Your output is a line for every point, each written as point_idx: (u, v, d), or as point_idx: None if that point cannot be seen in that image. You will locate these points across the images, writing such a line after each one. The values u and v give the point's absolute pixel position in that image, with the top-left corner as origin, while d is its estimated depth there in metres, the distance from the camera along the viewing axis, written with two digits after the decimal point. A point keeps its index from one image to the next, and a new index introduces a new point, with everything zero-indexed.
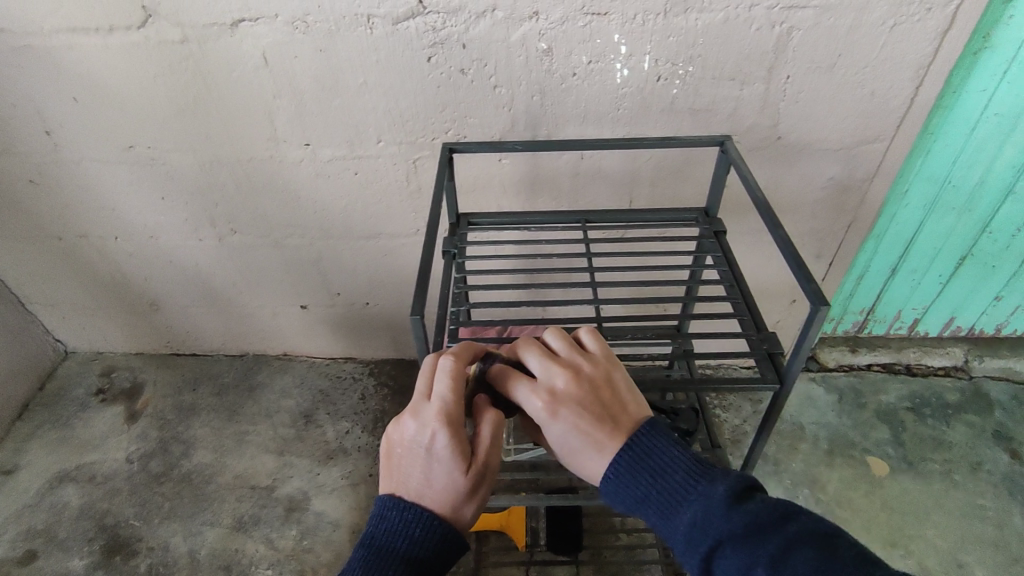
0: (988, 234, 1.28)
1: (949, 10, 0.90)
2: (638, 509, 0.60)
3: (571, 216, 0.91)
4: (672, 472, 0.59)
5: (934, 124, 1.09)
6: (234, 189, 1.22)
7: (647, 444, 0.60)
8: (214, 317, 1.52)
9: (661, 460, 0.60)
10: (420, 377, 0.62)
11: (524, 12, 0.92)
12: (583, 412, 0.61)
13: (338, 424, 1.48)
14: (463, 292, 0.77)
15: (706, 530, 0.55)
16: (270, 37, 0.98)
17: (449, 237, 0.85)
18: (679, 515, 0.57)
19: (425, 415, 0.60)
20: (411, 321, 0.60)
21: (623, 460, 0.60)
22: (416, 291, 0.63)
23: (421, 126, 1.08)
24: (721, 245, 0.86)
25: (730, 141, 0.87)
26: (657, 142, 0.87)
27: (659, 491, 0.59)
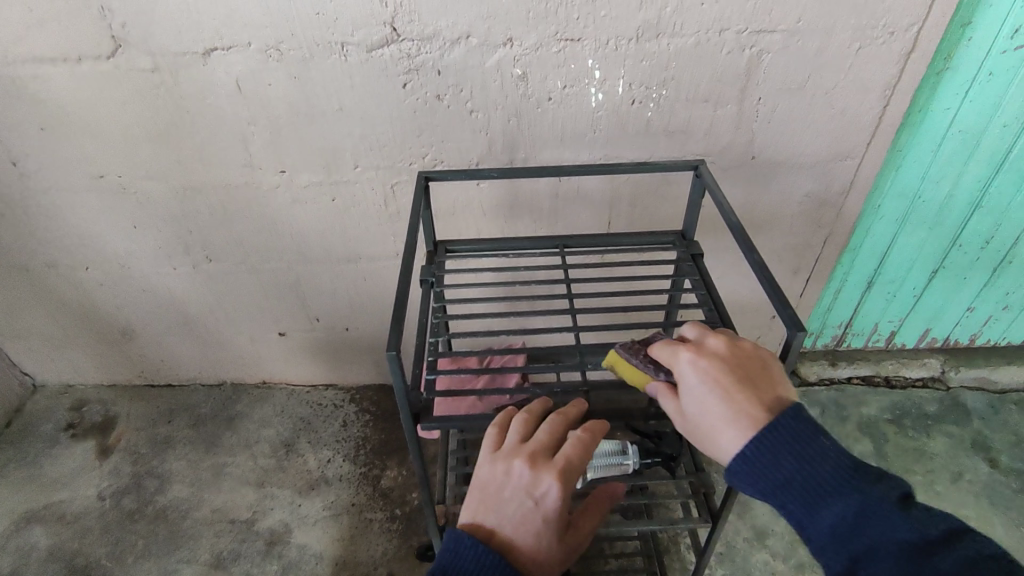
0: (959, 247, 1.31)
1: (912, 32, 0.92)
2: (772, 495, 0.56)
3: (550, 241, 0.91)
4: (821, 463, 0.55)
5: (903, 141, 1.12)
6: (209, 216, 1.20)
7: (789, 429, 0.57)
8: (190, 346, 1.49)
9: (806, 450, 0.56)
10: (544, 432, 0.66)
11: (498, 39, 0.93)
12: (729, 377, 0.61)
13: (319, 452, 1.44)
14: (442, 323, 0.75)
15: (862, 534, 0.52)
16: (243, 65, 0.97)
17: (426, 265, 0.84)
18: (821, 508, 0.54)
19: (543, 466, 0.63)
20: (387, 357, 0.59)
21: (762, 444, 0.57)
22: (392, 326, 0.61)
23: (398, 151, 1.08)
24: (699, 268, 0.86)
25: (703, 165, 0.88)
26: (633, 167, 0.87)
27: (803, 475, 0.55)
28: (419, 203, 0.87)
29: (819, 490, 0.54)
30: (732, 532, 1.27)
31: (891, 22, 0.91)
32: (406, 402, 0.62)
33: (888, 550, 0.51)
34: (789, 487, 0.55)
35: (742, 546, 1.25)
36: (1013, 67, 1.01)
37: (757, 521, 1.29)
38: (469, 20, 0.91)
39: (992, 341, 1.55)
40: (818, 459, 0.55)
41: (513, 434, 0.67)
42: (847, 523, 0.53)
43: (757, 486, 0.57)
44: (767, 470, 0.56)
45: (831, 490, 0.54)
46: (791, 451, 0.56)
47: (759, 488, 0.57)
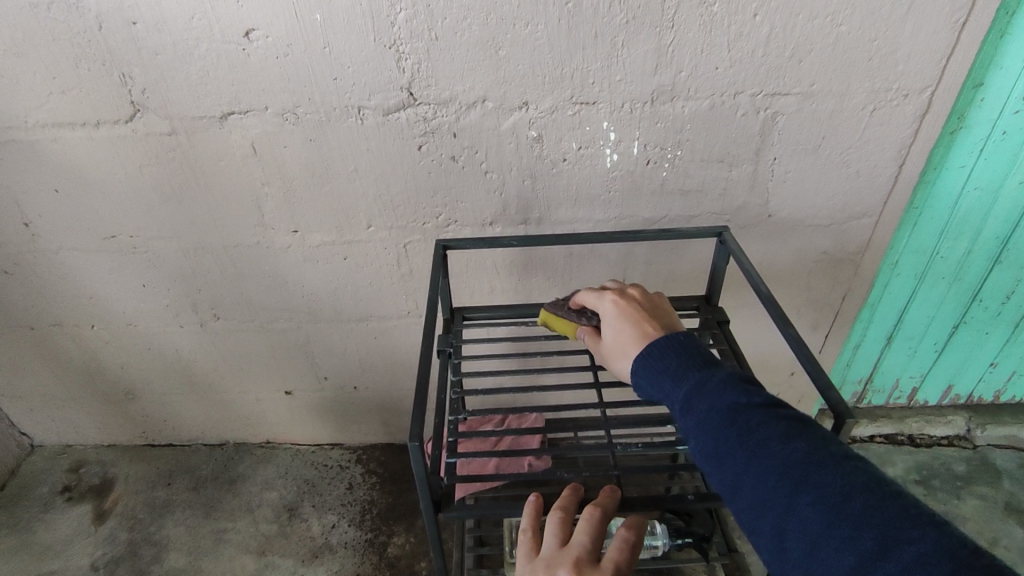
0: (979, 302, 1.28)
1: (925, 95, 0.92)
2: (650, 383, 0.65)
3: None
4: (688, 355, 0.64)
5: (919, 199, 1.11)
6: (219, 276, 1.19)
7: (683, 340, 0.66)
8: (194, 405, 1.45)
9: (679, 345, 0.65)
10: (584, 531, 0.65)
11: (514, 102, 0.94)
12: (637, 310, 0.73)
13: (324, 517, 1.39)
14: (460, 397, 0.74)
15: (701, 397, 0.59)
16: (259, 128, 0.97)
17: (443, 334, 0.83)
18: (678, 385, 0.62)
19: (591, 575, 0.62)
20: (410, 446, 0.57)
21: (658, 347, 0.66)
22: (415, 412, 0.59)
23: (411, 212, 1.07)
24: (726, 336, 0.87)
25: (727, 232, 0.88)
26: (654, 233, 0.87)
27: (679, 362, 0.64)
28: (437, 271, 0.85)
29: (685, 370, 0.63)
30: None
31: (904, 85, 0.91)
32: (427, 493, 0.60)
33: (719, 408, 0.58)
34: (665, 370, 0.64)
35: None
36: None
37: None
38: (485, 85, 0.92)
39: (1016, 397, 1.51)
40: (694, 353, 0.64)
41: (551, 538, 0.66)
42: (697, 389, 0.60)
43: (646, 372, 0.66)
44: (656, 361, 0.65)
45: (693, 370, 0.62)
46: (676, 349, 0.65)
47: (646, 374, 0.65)
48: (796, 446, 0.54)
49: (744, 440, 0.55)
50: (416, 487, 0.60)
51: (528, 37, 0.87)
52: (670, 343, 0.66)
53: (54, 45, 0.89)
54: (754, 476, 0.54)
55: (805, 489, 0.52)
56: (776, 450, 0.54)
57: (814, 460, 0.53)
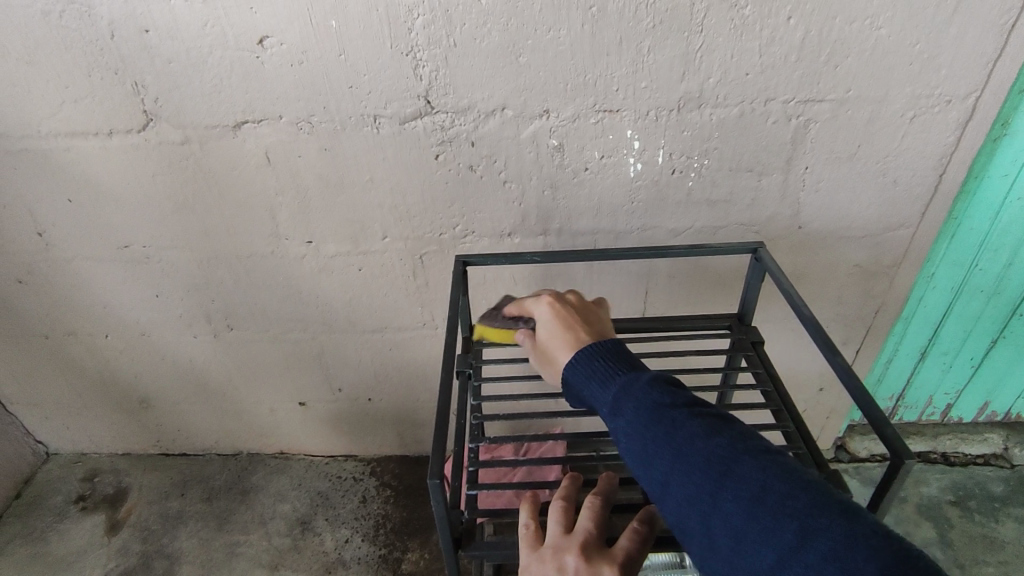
0: (1019, 316, 1.22)
1: (969, 101, 0.88)
2: (579, 387, 0.62)
3: None
4: (617, 358, 0.61)
5: (959, 209, 1.06)
6: (234, 286, 1.17)
7: (612, 343, 0.63)
8: (208, 415, 1.44)
9: (608, 348, 0.62)
10: (589, 516, 0.59)
11: (535, 110, 0.90)
12: (572, 315, 0.69)
13: (337, 531, 1.36)
14: (481, 424, 0.71)
15: (626, 399, 0.56)
16: (274, 137, 0.95)
17: (464, 354, 0.80)
18: (606, 387, 0.59)
19: (599, 559, 0.56)
20: (431, 485, 0.54)
21: (587, 350, 0.63)
22: (436, 446, 0.57)
23: (427, 222, 1.05)
24: (761, 357, 0.83)
25: (763, 249, 0.84)
26: (684, 251, 0.83)
27: (605, 365, 0.60)
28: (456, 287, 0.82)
29: (612, 372, 0.59)
30: None
31: (947, 90, 0.87)
32: (445, 530, 0.58)
33: (645, 408, 0.55)
34: (593, 373, 0.61)
35: None
36: None
37: None
38: (505, 92, 0.89)
39: None
40: (619, 355, 0.61)
41: (552, 523, 0.60)
42: (624, 390, 0.57)
43: (575, 376, 0.62)
44: (583, 363, 0.62)
45: (619, 372, 0.59)
46: (602, 351, 0.62)
47: (575, 377, 0.62)
48: (719, 441, 0.51)
49: (670, 439, 0.52)
50: (435, 523, 0.58)
51: (550, 42, 0.84)
52: (597, 346, 0.63)
53: (68, 54, 0.88)
54: (681, 472, 0.51)
55: (730, 485, 0.49)
56: (701, 445, 0.51)
57: (737, 454, 0.50)
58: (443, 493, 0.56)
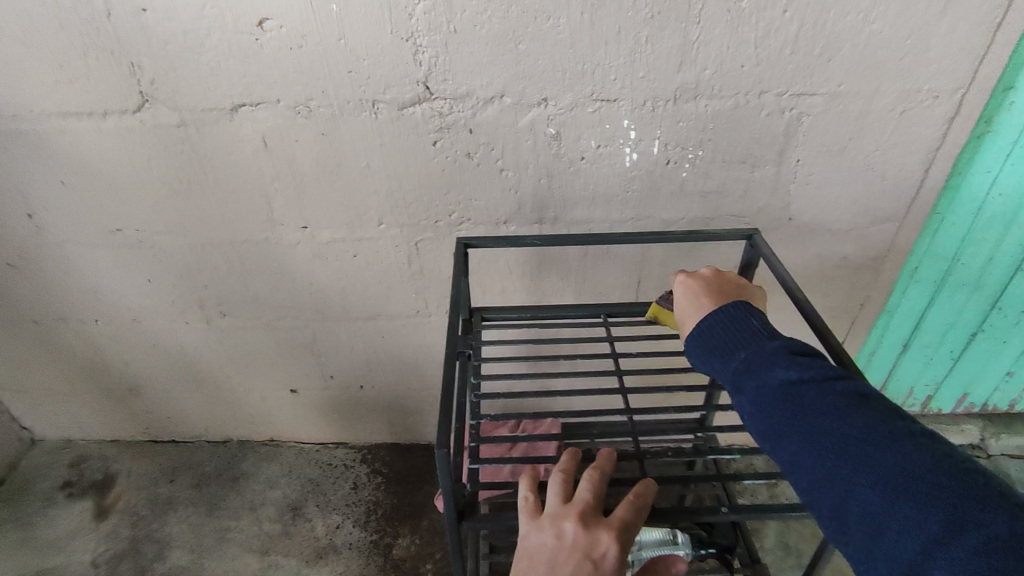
0: (999, 310, 1.26)
1: (956, 97, 0.90)
2: (700, 360, 0.64)
3: (593, 308, 0.87)
4: (739, 329, 0.62)
5: (943, 205, 1.09)
6: (226, 271, 1.17)
7: (732, 312, 0.64)
8: (198, 402, 1.43)
9: (728, 320, 0.64)
10: (587, 486, 0.61)
11: (532, 98, 0.91)
12: (698, 285, 0.72)
13: (328, 517, 1.37)
14: (480, 403, 0.72)
15: (750, 375, 0.58)
16: (271, 122, 0.95)
17: (463, 335, 0.80)
18: (726, 362, 0.61)
19: (596, 526, 0.58)
20: (437, 455, 0.56)
21: (711, 321, 0.65)
22: (441, 418, 0.58)
23: (423, 209, 1.05)
24: None
25: (758, 236, 0.86)
26: (680, 236, 0.85)
27: (730, 339, 0.62)
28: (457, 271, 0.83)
29: (733, 347, 0.61)
30: None
31: (935, 87, 0.89)
32: (450, 501, 0.59)
33: (769, 384, 0.56)
34: (715, 349, 0.63)
35: None
36: None
37: None
38: (503, 80, 0.90)
39: None
40: (739, 327, 0.63)
41: (550, 494, 0.62)
42: (744, 366, 0.59)
43: (699, 350, 0.64)
44: (706, 336, 0.64)
45: (741, 345, 0.61)
46: (723, 325, 0.64)
47: (699, 351, 0.64)
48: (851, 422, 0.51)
49: (798, 416, 0.53)
50: (440, 494, 0.59)
51: (549, 31, 0.84)
52: (719, 315, 0.65)
53: (62, 33, 0.87)
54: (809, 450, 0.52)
55: (862, 469, 0.49)
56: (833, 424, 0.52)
57: (870, 437, 0.50)
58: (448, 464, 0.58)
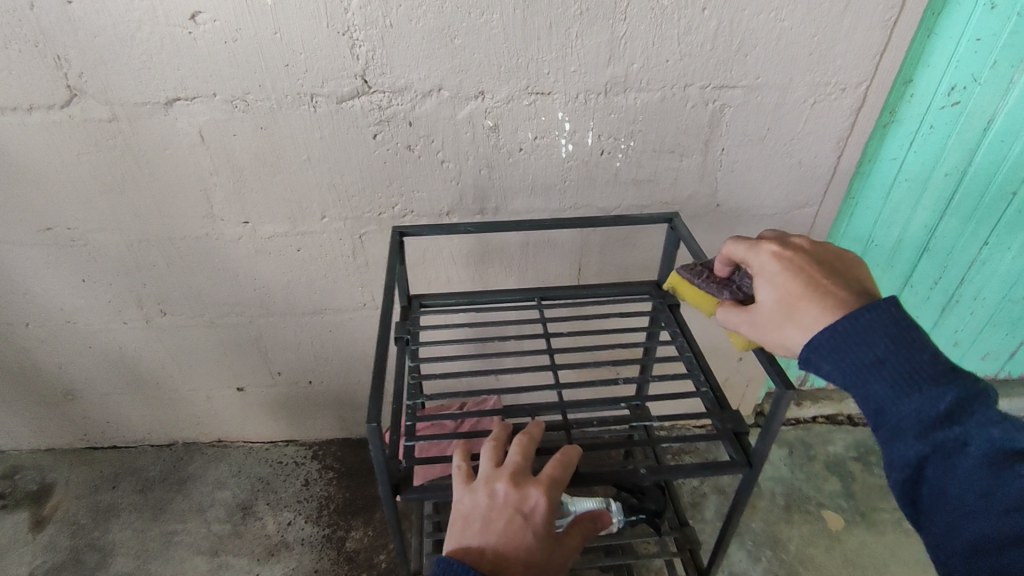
0: (911, 287, 1.36)
1: (861, 89, 0.98)
2: (862, 372, 0.58)
3: (528, 293, 0.90)
4: (919, 351, 0.56)
5: (856, 189, 1.18)
6: (165, 269, 1.15)
7: (899, 316, 0.58)
8: (140, 405, 1.40)
9: (906, 334, 0.57)
10: (516, 449, 0.68)
11: (470, 92, 0.94)
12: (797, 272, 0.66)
13: (279, 514, 1.36)
14: (417, 383, 0.75)
15: (946, 426, 0.55)
16: (208, 116, 0.94)
17: (400, 320, 0.82)
18: (916, 397, 0.55)
19: (526, 484, 0.65)
20: (368, 429, 0.57)
21: (873, 327, 0.58)
22: (373, 394, 0.60)
23: (366, 201, 1.06)
24: (677, 319, 0.88)
25: (678, 218, 0.91)
26: (608, 220, 0.89)
27: (900, 362, 0.56)
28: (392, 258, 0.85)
29: (912, 375, 0.56)
30: None
31: (842, 80, 0.97)
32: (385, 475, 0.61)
33: (966, 444, 0.54)
34: (885, 368, 0.56)
35: None
36: (951, 121, 1.09)
37: (735, 567, 1.29)
38: (441, 74, 0.92)
39: None
40: (914, 348, 0.56)
41: (485, 460, 0.69)
42: (939, 409, 0.55)
43: (849, 363, 0.58)
44: (867, 348, 0.58)
45: (933, 380, 0.55)
46: (890, 338, 0.57)
47: (850, 365, 0.58)
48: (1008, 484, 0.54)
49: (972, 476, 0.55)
50: (373, 469, 0.61)
51: (484, 26, 0.87)
52: (887, 323, 0.58)
53: None
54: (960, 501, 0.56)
55: None
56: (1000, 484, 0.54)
57: None
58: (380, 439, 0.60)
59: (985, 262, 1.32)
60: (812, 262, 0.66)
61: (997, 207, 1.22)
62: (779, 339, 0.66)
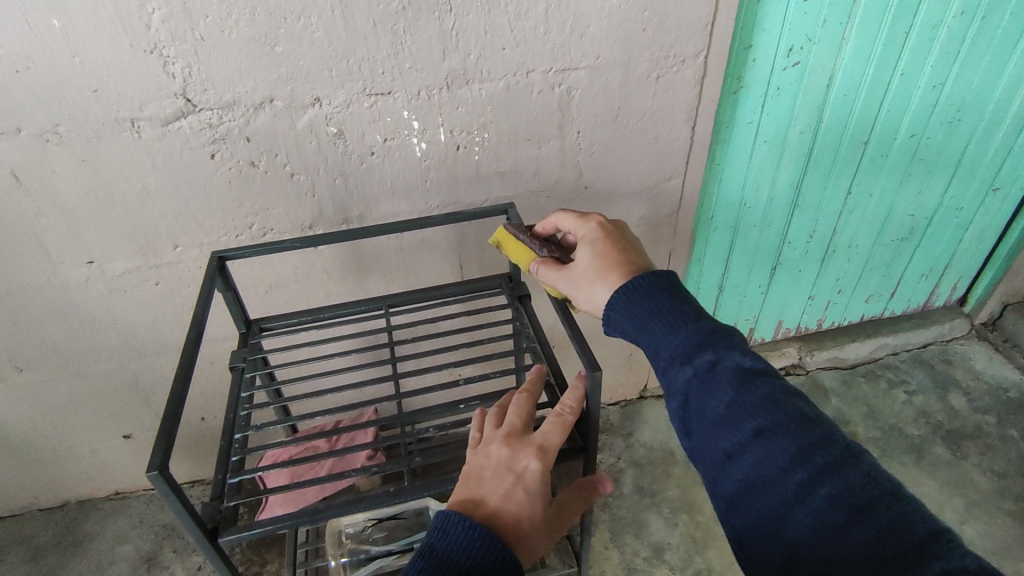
0: (789, 243, 1.42)
1: (700, 59, 1.00)
2: (646, 325, 0.64)
3: (373, 303, 0.90)
4: (668, 301, 0.64)
5: (719, 155, 1.21)
6: (9, 322, 1.05)
7: (663, 283, 0.66)
8: (16, 470, 1.29)
9: (671, 293, 0.65)
10: (513, 411, 0.69)
11: (305, 99, 0.90)
12: (609, 247, 0.72)
13: (187, 560, 1.30)
14: (247, 415, 0.75)
15: (682, 355, 0.61)
16: (17, 154, 0.86)
17: (238, 349, 0.83)
18: (659, 328, 0.63)
19: (521, 446, 0.66)
20: (151, 479, 0.55)
21: (642, 282, 0.66)
22: (161, 445, 0.58)
23: (219, 225, 1.01)
24: (525, 310, 0.88)
25: (513, 209, 0.92)
26: (443, 219, 0.90)
27: (651, 305, 0.64)
28: (216, 287, 0.84)
29: (661, 314, 0.64)
30: (631, 553, 1.29)
31: (679, 52, 0.98)
32: (190, 522, 0.59)
33: (721, 365, 0.60)
34: (644, 311, 0.65)
35: (643, 565, 1.27)
36: (795, 81, 1.13)
37: (654, 537, 1.31)
38: (269, 84, 0.87)
39: (835, 323, 1.68)
40: (665, 299, 0.64)
41: (487, 423, 0.70)
42: (674, 336, 0.62)
43: (618, 308, 0.67)
44: (633, 297, 0.66)
45: (675, 321, 0.63)
46: (652, 291, 0.65)
47: (618, 309, 0.67)
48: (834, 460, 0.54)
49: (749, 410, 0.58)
50: (177, 520, 0.59)
51: (304, 30, 0.83)
52: (652, 282, 0.66)
53: None
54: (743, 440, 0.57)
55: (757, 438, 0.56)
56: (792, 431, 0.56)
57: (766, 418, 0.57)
58: (176, 487, 0.58)
59: (852, 210, 1.39)
60: (626, 238, 0.74)
61: (852, 157, 1.28)
62: (586, 294, 0.71)
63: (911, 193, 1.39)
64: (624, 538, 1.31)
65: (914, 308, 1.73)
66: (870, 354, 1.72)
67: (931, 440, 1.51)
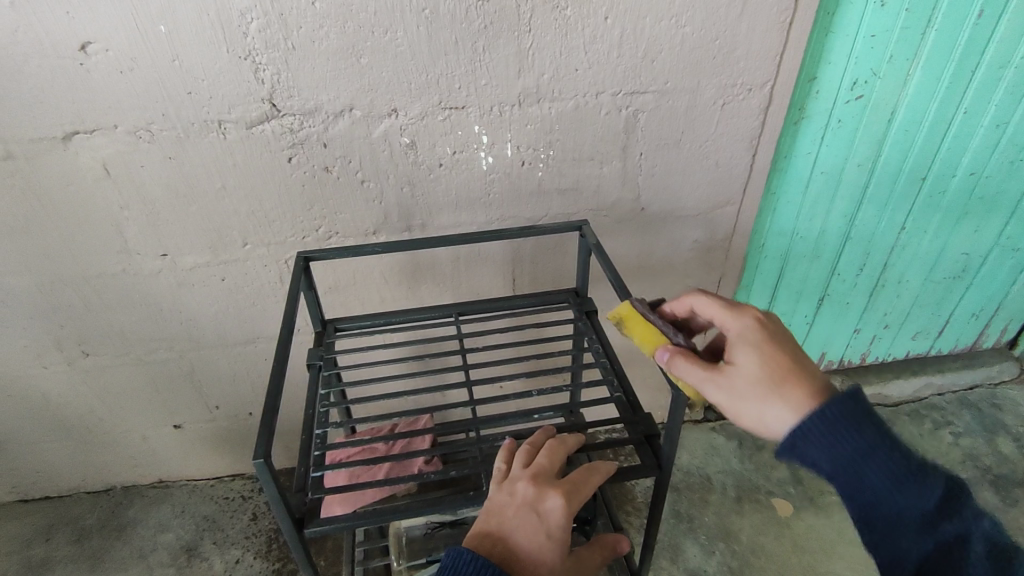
0: (838, 276, 1.41)
1: (766, 89, 1.01)
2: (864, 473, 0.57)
3: (444, 309, 0.93)
4: (870, 425, 0.58)
5: (775, 185, 1.22)
6: (82, 307, 1.10)
7: (853, 408, 0.58)
8: (70, 452, 1.33)
9: (882, 426, 0.58)
10: (543, 452, 0.70)
11: (382, 110, 0.93)
12: (776, 347, 0.63)
13: (226, 553, 1.33)
14: (329, 410, 0.78)
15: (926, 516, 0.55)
16: (111, 148, 0.91)
17: (313, 347, 0.87)
18: (904, 488, 0.56)
19: (547, 486, 0.66)
20: (256, 465, 0.58)
21: (843, 412, 0.58)
22: (263, 434, 0.60)
23: (288, 225, 1.04)
24: (593, 324, 0.91)
25: (586, 226, 0.94)
26: (516, 232, 0.92)
27: (880, 449, 0.57)
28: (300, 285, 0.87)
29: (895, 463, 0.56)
30: None
31: (747, 81, 0.99)
32: (285, 509, 0.61)
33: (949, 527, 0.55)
34: (869, 455, 0.57)
35: None
36: (856, 115, 1.13)
37: (690, 563, 1.30)
38: (351, 94, 0.91)
39: (878, 359, 1.66)
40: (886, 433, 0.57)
41: (516, 459, 0.71)
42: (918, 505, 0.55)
43: (833, 460, 0.57)
44: (845, 441, 0.57)
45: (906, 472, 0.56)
46: (868, 426, 0.57)
47: (835, 461, 0.57)
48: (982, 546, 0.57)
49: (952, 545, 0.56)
50: (271, 508, 0.61)
51: (389, 45, 0.87)
52: (860, 413, 0.58)
53: None
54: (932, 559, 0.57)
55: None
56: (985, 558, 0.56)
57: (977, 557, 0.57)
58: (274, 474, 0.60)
59: (904, 245, 1.38)
60: (785, 340, 0.65)
61: (909, 193, 1.27)
62: (755, 413, 0.62)
63: (965, 232, 1.38)
64: (659, 562, 1.30)
65: (961, 348, 1.70)
66: (915, 392, 1.69)
67: (978, 484, 1.47)
